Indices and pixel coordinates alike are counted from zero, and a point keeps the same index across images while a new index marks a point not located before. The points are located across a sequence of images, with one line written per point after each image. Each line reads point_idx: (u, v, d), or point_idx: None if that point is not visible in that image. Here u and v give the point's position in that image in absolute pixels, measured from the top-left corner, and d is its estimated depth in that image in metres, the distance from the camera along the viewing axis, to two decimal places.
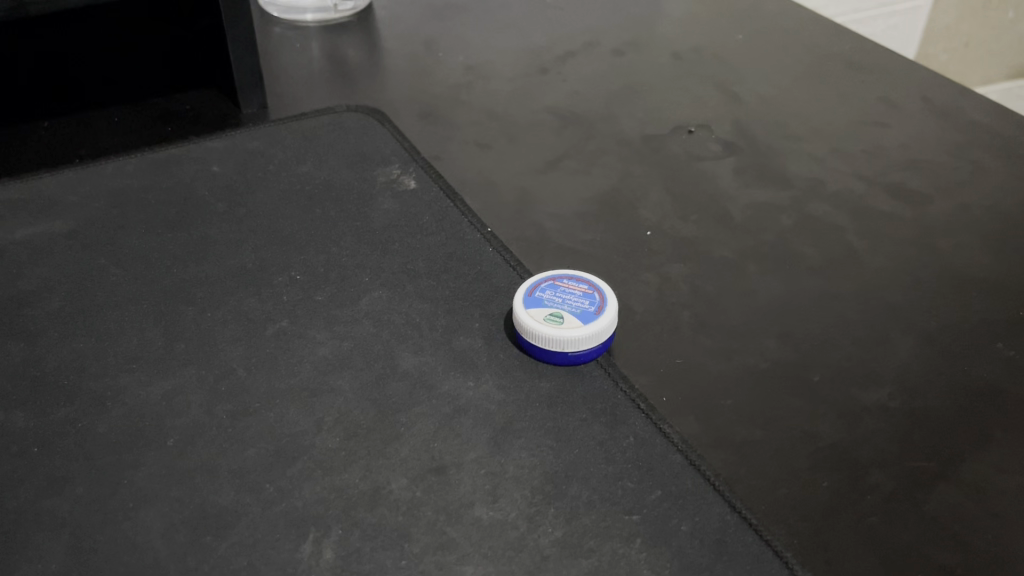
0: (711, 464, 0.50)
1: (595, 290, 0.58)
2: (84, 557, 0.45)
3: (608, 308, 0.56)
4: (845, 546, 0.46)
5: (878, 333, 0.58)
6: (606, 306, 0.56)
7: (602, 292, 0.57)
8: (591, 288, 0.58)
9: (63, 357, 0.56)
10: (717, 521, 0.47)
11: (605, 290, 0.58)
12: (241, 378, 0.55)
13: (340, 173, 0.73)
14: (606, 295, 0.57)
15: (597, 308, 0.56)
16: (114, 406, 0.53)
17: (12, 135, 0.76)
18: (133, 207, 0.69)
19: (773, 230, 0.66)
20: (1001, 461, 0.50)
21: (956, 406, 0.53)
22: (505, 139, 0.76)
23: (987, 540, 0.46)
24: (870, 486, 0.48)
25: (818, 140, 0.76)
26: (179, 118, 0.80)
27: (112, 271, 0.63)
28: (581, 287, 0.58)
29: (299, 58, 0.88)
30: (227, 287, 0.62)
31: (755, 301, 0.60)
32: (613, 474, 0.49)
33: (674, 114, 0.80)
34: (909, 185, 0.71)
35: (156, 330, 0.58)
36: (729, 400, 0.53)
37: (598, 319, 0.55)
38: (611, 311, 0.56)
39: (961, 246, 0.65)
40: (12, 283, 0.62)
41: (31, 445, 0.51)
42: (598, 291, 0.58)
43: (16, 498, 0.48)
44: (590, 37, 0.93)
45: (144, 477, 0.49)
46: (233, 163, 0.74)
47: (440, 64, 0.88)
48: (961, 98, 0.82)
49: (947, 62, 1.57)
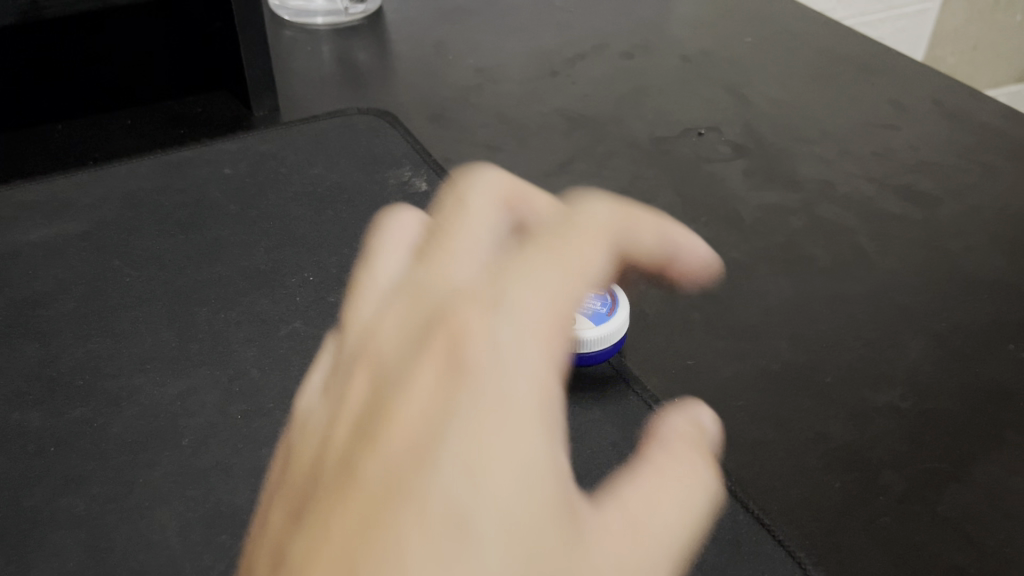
0: (724, 465, 0.49)
1: (607, 293, 0.58)
2: (101, 556, 0.45)
3: (619, 311, 0.56)
4: (859, 547, 0.46)
5: (889, 334, 0.58)
6: (618, 308, 0.56)
7: (614, 294, 0.57)
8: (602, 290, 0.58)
9: (77, 358, 0.57)
10: (730, 522, 0.46)
11: (616, 292, 0.57)
12: (255, 378, 0.55)
13: (352, 175, 0.73)
14: (618, 297, 0.57)
15: (609, 310, 0.56)
16: (128, 405, 0.54)
17: (27, 139, 0.77)
18: (146, 208, 0.70)
19: (784, 231, 0.66)
20: (1013, 462, 0.50)
21: (968, 407, 0.53)
22: (516, 142, 0.77)
23: (1001, 540, 0.46)
24: (883, 486, 0.48)
25: (827, 142, 0.77)
26: (193, 121, 0.81)
27: (125, 272, 0.64)
28: (592, 289, 0.58)
29: (310, 60, 0.89)
30: (239, 287, 0.62)
31: (767, 303, 0.60)
32: (358, 287, 0.45)
33: (684, 116, 0.80)
34: (920, 186, 0.71)
35: (170, 330, 0.59)
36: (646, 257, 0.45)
37: (611, 321, 0.55)
38: (622, 312, 0.56)
39: (973, 248, 0.65)
40: (26, 284, 0.63)
41: (48, 444, 0.51)
42: (610, 293, 0.58)
43: (32, 497, 0.48)
44: (600, 39, 0.93)
45: (159, 476, 0.49)
46: (245, 165, 0.75)
47: (451, 67, 0.88)
48: (972, 100, 0.82)
49: (954, 66, 1.56)
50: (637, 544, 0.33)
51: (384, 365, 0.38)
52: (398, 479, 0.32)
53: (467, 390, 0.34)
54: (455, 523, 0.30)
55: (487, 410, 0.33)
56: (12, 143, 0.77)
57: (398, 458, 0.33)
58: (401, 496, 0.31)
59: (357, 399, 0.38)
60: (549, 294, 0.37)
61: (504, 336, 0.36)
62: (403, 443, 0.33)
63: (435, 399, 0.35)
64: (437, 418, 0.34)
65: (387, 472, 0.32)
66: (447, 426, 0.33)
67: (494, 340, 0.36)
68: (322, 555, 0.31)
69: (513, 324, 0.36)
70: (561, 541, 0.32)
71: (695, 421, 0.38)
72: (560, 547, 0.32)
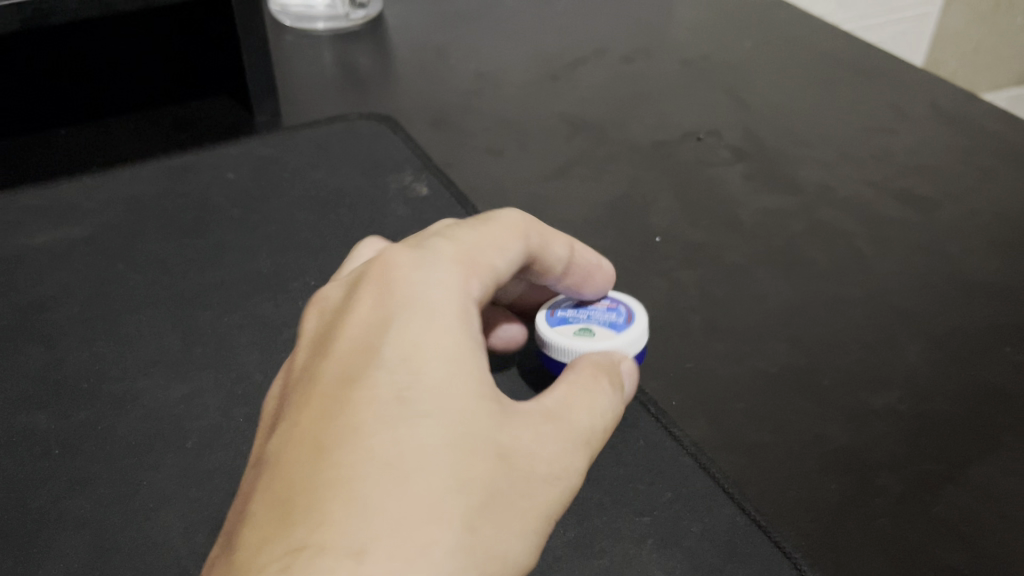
0: (721, 467, 0.50)
1: (618, 304, 0.55)
2: (106, 556, 0.46)
3: (637, 318, 0.54)
4: (855, 547, 0.46)
5: (886, 337, 0.58)
6: (635, 315, 0.54)
7: (626, 305, 0.55)
8: (614, 303, 0.56)
9: (83, 361, 0.57)
10: (728, 523, 0.48)
11: (628, 302, 0.55)
12: (259, 381, 0.56)
13: (354, 180, 0.74)
14: (631, 307, 0.55)
15: (625, 319, 0.54)
16: (132, 408, 0.54)
17: (31, 144, 0.78)
18: (150, 213, 0.70)
19: (783, 235, 0.67)
20: (1010, 464, 0.50)
21: (965, 410, 0.53)
22: (516, 146, 0.77)
23: (996, 542, 0.46)
24: (880, 488, 0.49)
25: (826, 146, 0.77)
26: (195, 125, 0.81)
27: (129, 277, 0.64)
28: (603, 303, 0.56)
29: (312, 65, 0.89)
30: (242, 291, 0.63)
31: (765, 306, 0.61)
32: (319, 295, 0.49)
33: (684, 121, 0.81)
34: (918, 190, 0.71)
35: (173, 334, 0.59)
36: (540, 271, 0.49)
37: (632, 328, 0.52)
38: (642, 319, 0.53)
39: (971, 251, 0.65)
40: (32, 288, 0.63)
41: (53, 447, 0.52)
42: (622, 305, 0.55)
43: (38, 498, 0.49)
44: (600, 44, 0.94)
45: (164, 478, 0.50)
46: (248, 170, 0.75)
47: (452, 72, 0.89)
48: (971, 104, 0.82)
49: (956, 69, 1.57)
50: (553, 430, 0.39)
51: (326, 300, 0.43)
52: (346, 377, 0.37)
53: (397, 305, 0.38)
54: (397, 408, 0.35)
55: (412, 319, 0.38)
56: (16, 148, 0.77)
57: (340, 357, 0.38)
58: (349, 388, 0.36)
59: (307, 329, 0.42)
60: (461, 241, 0.42)
61: (422, 265, 0.40)
62: (345, 352, 0.38)
63: (369, 318, 0.39)
64: (374, 330, 0.38)
65: (335, 372, 0.37)
66: (381, 334, 0.37)
67: (419, 272, 0.40)
68: (286, 444, 0.35)
69: (437, 255, 0.41)
70: (488, 417, 0.36)
71: (610, 360, 0.45)
72: (490, 426, 0.36)
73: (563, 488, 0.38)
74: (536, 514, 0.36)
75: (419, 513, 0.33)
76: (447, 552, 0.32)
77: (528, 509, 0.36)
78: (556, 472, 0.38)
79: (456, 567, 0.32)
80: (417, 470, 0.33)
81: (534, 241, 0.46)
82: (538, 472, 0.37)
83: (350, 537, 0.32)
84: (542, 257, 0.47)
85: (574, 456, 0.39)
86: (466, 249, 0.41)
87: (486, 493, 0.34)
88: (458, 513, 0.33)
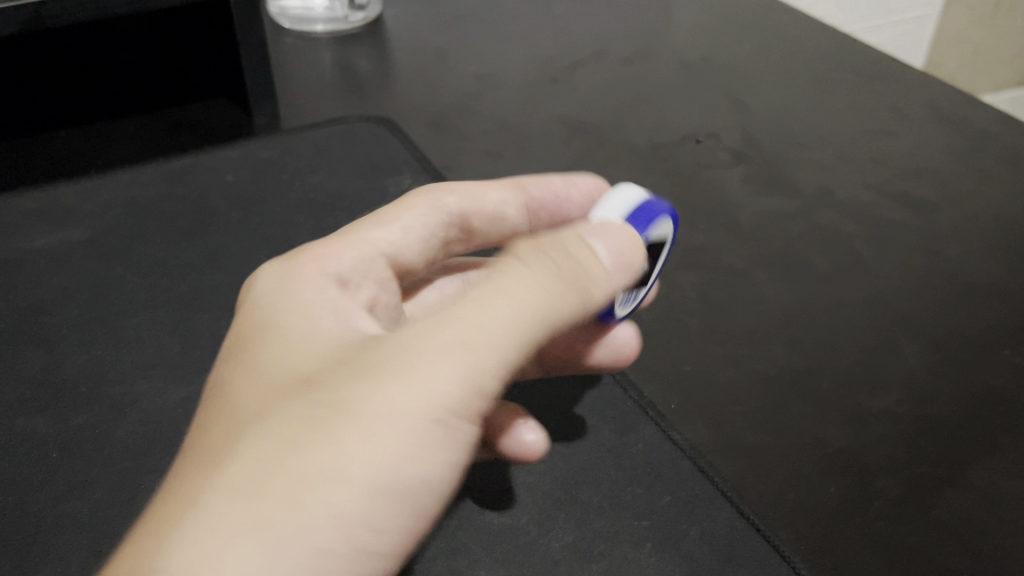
0: (720, 470, 0.50)
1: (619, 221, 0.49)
2: (104, 559, 0.46)
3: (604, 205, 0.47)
4: (853, 550, 0.46)
5: (885, 340, 0.58)
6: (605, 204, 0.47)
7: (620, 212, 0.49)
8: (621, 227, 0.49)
9: (82, 364, 0.57)
10: (726, 526, 0.48)
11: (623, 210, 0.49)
12: None
13: (353, 182, 0.74)
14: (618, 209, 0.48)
15: None
16: (131, 411, 0.54)
17: (30, 147, 0.78)
18: (149, 215, 0.70)
19: (782, 238, 0.67)
20: (1009, 467, 0.50)
21: (964, 412, 0.53)
22: (515, 149, 0.77)
23: (995, 546, 0.46)
24: (878, 491, 0.49)
25: (825, 148, 0.77)
26: (194, 129, 0.81)
27: (128, 280, 0.64)
28: None
29: (312, 67, 0.89)
30: (241, 294, 0.63)
31: (764, 309, 0.61)
32: None
33: (683, 123, 0.81)
34: (917, 193, 0.71)
35: (172, 337, 0.59)
36: (489, 221, 0.56)
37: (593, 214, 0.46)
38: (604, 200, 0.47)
39: (969, 254, 0.65)
40: (31, 291, 0.63)
41: (51, 450, 0.52)
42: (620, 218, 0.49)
43: (37, 502, 0.49)
44: (599, 46, 0.94)
45: (162, 481, 0.50)
46: (247, 173, 0.75)
47: (451, 74, 0.89)
48: (970, 106, 0.82)
49: (955, 72, 1.57)
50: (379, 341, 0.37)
51: None
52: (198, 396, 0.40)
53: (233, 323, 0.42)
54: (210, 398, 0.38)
55: (239, 327, 0.41)
56: (16, 151, 0.77)
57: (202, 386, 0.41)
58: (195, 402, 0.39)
59: None
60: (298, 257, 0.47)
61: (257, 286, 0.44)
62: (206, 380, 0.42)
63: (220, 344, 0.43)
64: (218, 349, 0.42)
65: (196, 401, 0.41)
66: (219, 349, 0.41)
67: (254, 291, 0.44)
68: None
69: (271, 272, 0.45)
70: (310, 362, 0.37)
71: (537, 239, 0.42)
72: (291, 373, 0.37)
73: (387, 376, 0.35)
74: (350, 413, 0.34)
75: (203, 468, 0.34)
76: (221, 487, 0.32)
77: (340, 413, 0.34)
78: (377, 366, 0.35)
79: (228, 497, 0.32)
80: (211, 438, 0.35)
81: (450, 199, 0.53)
82: (351, 378, 0.35)
83: (148, 514, 0.33)
84: (475, 210, 0.54)
85: (400, 344, 0.36)
86: (336, 237, 0.48)
87: (276, 422, 0.34)
88: (239, 451, 0.33)
